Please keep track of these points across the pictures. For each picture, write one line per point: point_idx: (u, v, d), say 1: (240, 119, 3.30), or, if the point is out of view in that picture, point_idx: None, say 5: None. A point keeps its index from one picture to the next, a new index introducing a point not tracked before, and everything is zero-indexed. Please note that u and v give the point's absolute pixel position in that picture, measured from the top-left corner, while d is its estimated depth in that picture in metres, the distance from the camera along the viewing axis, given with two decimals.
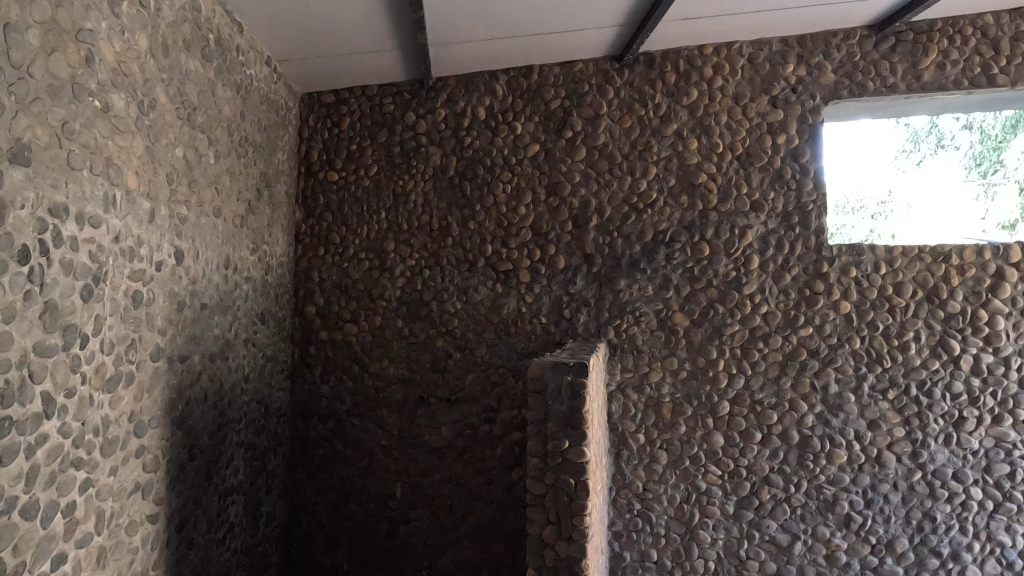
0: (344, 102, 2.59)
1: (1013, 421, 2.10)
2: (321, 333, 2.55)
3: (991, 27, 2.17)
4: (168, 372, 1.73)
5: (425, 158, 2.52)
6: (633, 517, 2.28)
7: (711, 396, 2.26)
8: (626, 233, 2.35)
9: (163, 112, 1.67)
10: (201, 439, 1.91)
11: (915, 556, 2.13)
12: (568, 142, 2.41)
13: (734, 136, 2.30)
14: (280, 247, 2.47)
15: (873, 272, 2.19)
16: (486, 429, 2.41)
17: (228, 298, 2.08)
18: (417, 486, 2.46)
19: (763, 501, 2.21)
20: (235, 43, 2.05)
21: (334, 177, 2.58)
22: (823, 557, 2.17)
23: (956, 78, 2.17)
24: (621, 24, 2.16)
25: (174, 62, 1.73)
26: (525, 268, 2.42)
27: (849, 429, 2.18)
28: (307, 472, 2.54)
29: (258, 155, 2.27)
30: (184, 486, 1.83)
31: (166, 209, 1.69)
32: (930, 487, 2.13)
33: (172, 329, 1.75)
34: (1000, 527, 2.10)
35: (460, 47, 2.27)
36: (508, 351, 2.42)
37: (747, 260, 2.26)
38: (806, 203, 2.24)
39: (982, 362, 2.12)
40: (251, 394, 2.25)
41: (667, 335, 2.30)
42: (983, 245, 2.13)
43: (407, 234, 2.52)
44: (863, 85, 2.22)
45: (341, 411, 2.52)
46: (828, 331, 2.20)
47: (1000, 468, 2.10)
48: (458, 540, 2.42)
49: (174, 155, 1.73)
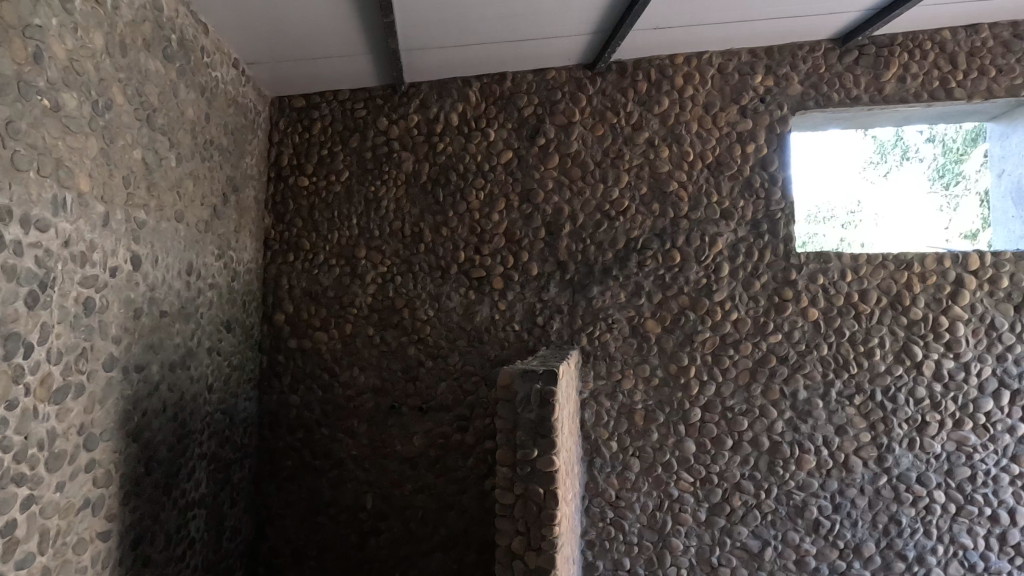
0: (315, 106, 2.56)
1: (974, 424, 2.14)
2: (289, 341, 2.49)
3: (948, 42, 2.23)
4: (122, 381, 1.66)
5: (397, 163, 2.49)
6: (606, 525, 2.27)
7: (683, 403, 2.27)
8: (599, 241, 2.36)
9: (119, 113, 1.61)
10: (159, 452, 1.84)
11: (881, 560, 2.16)
12: (541, 149, 2.41)
13: (704, 145, 2.33)
14: (248, 253, 2.41)
15: (840, 280, 2.23)
16: (458, 438, 2.37)
17: (190, 305, 2.01)
18: (388, 497, 2.41)
19: (734, 507, 2.22)
20: (200, 43, 2.01)
21: (304, 183, 2.54)
22: (793, 562, 2.19)
23: (916, 91, 2.23)
24: (592, 32, 2.17)
25: (133, 62, 1.68)
26: (498, 274, 2.40)
27: (817, 435, 2.20)
28: (274, 484, 2.47)
29: (225, 159, 2.22)
30: (140, 501, 1.76)
31: (122, 212, 1.64)
32: (895, 491, 2.17)
33: (128, 337, 1.68)
34: (962, 530, 2.14)
35: (433, 52, 2.26)
36: (480, 359, 2.39)
37: (717, 267, 2.28)
38: (775, 211, 2.27)
39: (944, 367, 2.16)
40: (215, 404, 2.18)
41: (639, 342, 2.31)
42: (943, 254, 2.19)
43: (379, 240, 2.48)
44: (828, 96, 2.27)
45: (310, 420, 2.46)
46: (797, 338, 2.23)
47: (961, 472, 2.14)
48: (430, 552, 2.37)
49: (131, 157, 1.67)
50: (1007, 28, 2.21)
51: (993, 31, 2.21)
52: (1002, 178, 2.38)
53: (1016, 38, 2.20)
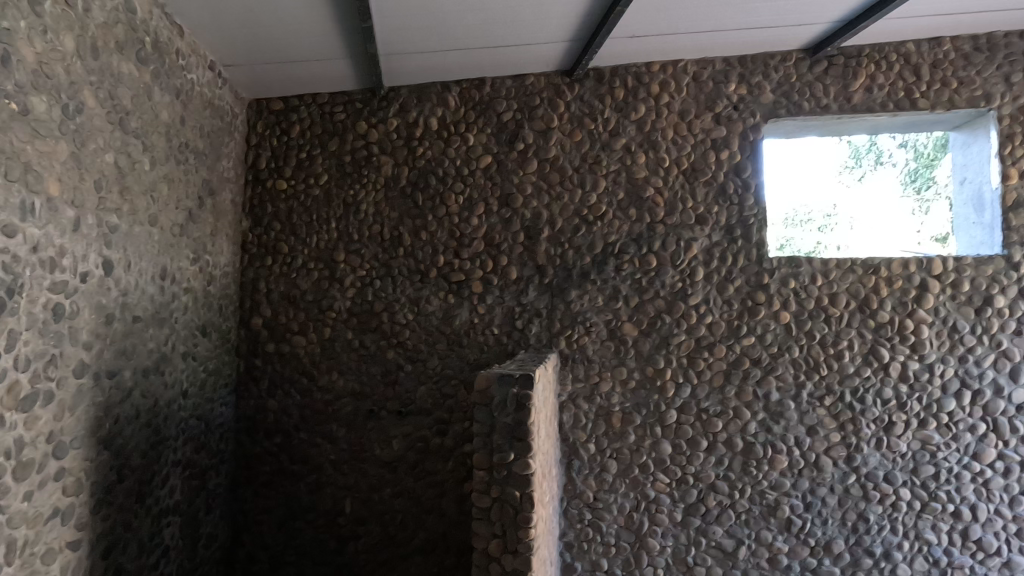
0: (294, 109, 2.55)
1: (937, 423, 2.21)
2: (267, 346, 2.48)
3: (913, 54, 2.31)
4: (94, 388, 1.64)
5: (376, 167, 2.49)
6: (584, 527, 2.30)
7: (659, 404, 2.31)
8: (577, 245, 2.38)
9: (91, 116, 1.59)
10: (132, 459, 1.82)
11: (851, 556, 2.21)
12: (520, 154, 2.43)
13: (679, 151, 2.37)
14: (225, 257, 2.39)
15: (810, 284, 2.29)
16: (437, 442, 2.38)
17: (165, 310, 1.99)
18: (367, 501, 2.40)
19: (709, 507, 2.26)
20: (175, 46, 1.99)
21: (282, 186, 2.52)
22: (766, 560, 2.24)
23: (883, 101, 2.30)
24: (571, 40, 2.20)
25: (105, 64, 1.66)
26: (478, 278, 2.42)
27: (789, 435, 2.26)
28: (252, 490, 2.45)
29: (200, 162, 2.19)
30: (112, 510, 1.73)
31: (94, 217, 1.61)
32: (864, 489, 2.23)
33: (100, 343, 1.66)
34: (927, 526, 2.20)
35: (412, 57, 2.26)
36: (460, 363, 2.40)
37: (693, 271, 2.33)
38: (748, 217, 2.32)
39: (909, 368, 2.23)
40: (190, 410, 2.16)
41: (617, 345, 2.34)
42: (908, 258, 2.26)
43: (358, 244, 2.48)
44: (799, 105, 2.33)
45: (288, 425, 2.45)
46: (769, 340, 2.28)
47: (926, 470, 2.21)
48: (409, 556, 2.37)
49: (104, 161, 1.65)
50: (968, 41, 2.29)
51: (955, 44, 2.29)
52: (964, 185, 2.43)
53: (976, 51, 2.28)
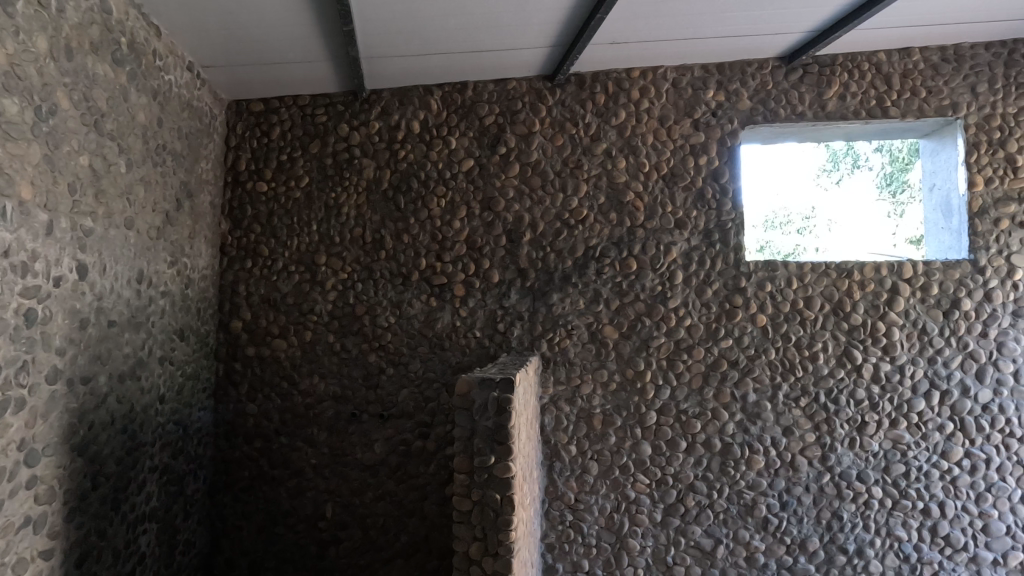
0: (274, 111, 2.53)
1: (908, 423, 2.28)
2: (247, 349, 2.46)
3: (884, 63, 2.37)
4: (67, 395, 1.62)
5: (358, 169, 2.49)
6: (565, 528, 2.32)
7: (639, 406, 2.33)
8: (558, 248, 2.40)
9: (65, 118, 1.57)
10: (107, 465, 1.79)
11: (825, 554, 2.26)
12: (502, 158, 2.44)
13: (659, 156, 2.40)
14: (203, 260, 2.37)
15: (786, 287, 2.33)
16: (419, 445, 2.38)
17: (141, 314, 1.96)
18: (349, 505, 2.39)
19: (688, 507, 2.30)
20: (151, 47, 1.96)
21: (262, 188, 2.50)
22: (743, 559, 2.28)
23: (856, 109, 2.36)
24: (552, 45, 2.21)
25: (80, 66, 1.63)
26: (460, 281, 2.42)
27: (766, 436, 2.30)
28: (231, 495, 2.43)
29: (179, 164, 2.17)
30: (86, 518, 1.70)
31: (67, 221, 1.59)
32: (838, 488, 2.28)
33: (73, 348, 1.64)
34: (898, 523, 2.26)
35: (394, 60, 2.26)
36: (442, 366, 2.40)
37: (672, 275, 2.36)
38: (726, 221, 2.37)
39: (881, 370, 2.29)
40: (167, 415, 2.13)
41: (598, 347, 2.36)
42: (880, 262, 2.32)
43: (339, 247, 2.47)
44: (775, 111, 2.38)
45: (268, 429, 2.43)
46: (746, 343, 2.33)
47: (897, 468, 2.27)
48: (390, 559, 2.36)
49: (78, 164, 1.63)
50: (936, 52, 2.36)
51: (924, 55, 2.36)
52: (932, 192, 2.50)
53: (944, 62, 2.35)
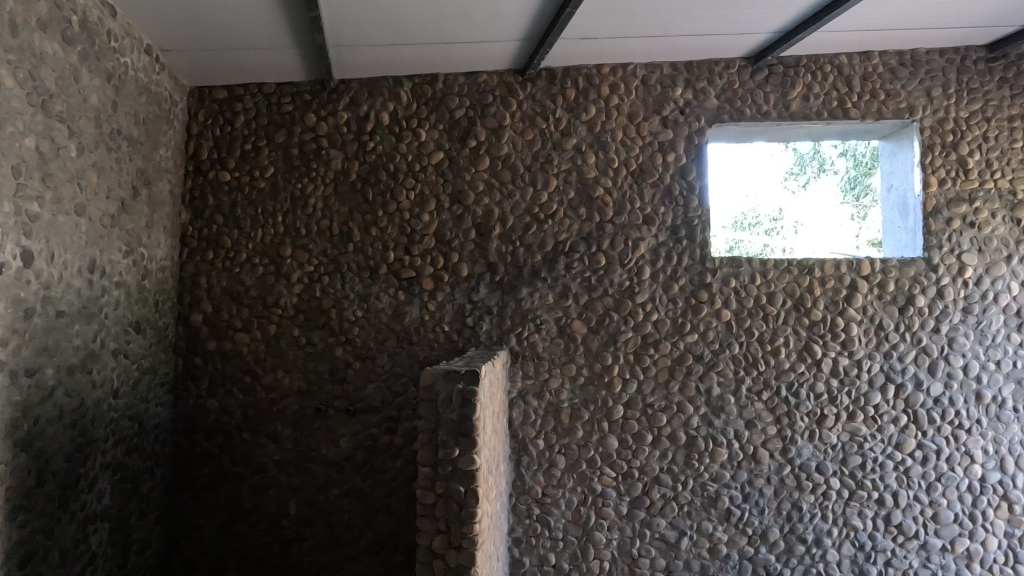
0: (238, 99, 2.46)
1: (864, 416, 2.35)
2: (208, 343, 2.39)
3: (845, 66, 2.43)
4: (9, 387, 1.56)
5: (326, 161, 2.44)
6: (532, 522, 2.32)
7: (607, 401, 2.35)
8: (528, 243, 2.40)
9: (8, 97, 1.51)
10: (54, 461, 1.72)
11: (785, 544, 2.32)
12: (472, 151, 2.43)
13: (628, 153, 2.42)
14: (162, 250, 2.29)
15: (750, 283, 2.38)
16: (386, 440, 2.35)
17: (93, 305, 1.89)
18: (313, 502, 2.35)
19: (653, 500, 2.32)
20: (105, 28, 1.89)
21: (226, 177, 2.43)
22: (706, 550, 2.32)
23: (818, 110, 2.42)
24: (522, 39, 2.21)
25: (25, 42, 1.57)
26: (428, 275, 2.40)
27: (729, 429, 2.34)
28: (190, 493, 2.36)
29: (135, 150, 2.09)
30: (30, 516, 1.64)
31: (10, 204, 1.53)
32: (797, 480, 2.33)
33: (16, 339, 1.58)
34: (854, 513, 2.33)
35: (363, 50, 2.22)
36: (409, 360, 2.38)
37: (639, 270, 2.38)
38: (692, 218, 2.40)
39: (839, 364, 2.36)
40: (122, 411, 2.06)
41: (566, 342, 2.37)
42: (840, 260, 2.38)
43: (305, 239, 2.42)
44: (741, 111, 2.42)
45: (229, 426, 2.37)
46: (711, 337, 2.36)
47: (853, 459, 2.34)
48: (356, 557, 2.33)
49: (22, 146, 1.57)
50: (894, 57, 2.43)
51: (883, 59, 2.43)
52: (890, 193, 2.58)
53: (901, 66, 2.43)
